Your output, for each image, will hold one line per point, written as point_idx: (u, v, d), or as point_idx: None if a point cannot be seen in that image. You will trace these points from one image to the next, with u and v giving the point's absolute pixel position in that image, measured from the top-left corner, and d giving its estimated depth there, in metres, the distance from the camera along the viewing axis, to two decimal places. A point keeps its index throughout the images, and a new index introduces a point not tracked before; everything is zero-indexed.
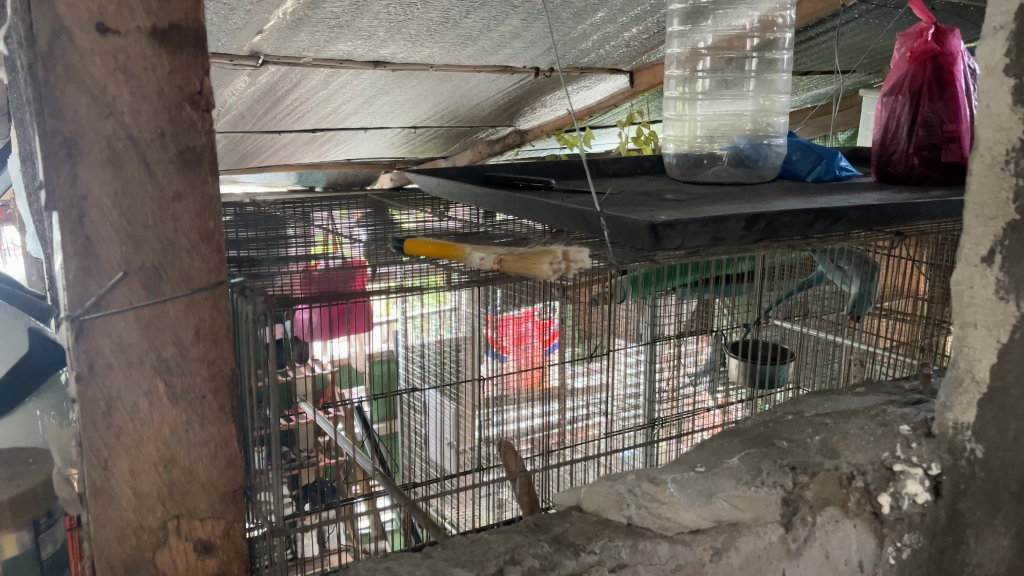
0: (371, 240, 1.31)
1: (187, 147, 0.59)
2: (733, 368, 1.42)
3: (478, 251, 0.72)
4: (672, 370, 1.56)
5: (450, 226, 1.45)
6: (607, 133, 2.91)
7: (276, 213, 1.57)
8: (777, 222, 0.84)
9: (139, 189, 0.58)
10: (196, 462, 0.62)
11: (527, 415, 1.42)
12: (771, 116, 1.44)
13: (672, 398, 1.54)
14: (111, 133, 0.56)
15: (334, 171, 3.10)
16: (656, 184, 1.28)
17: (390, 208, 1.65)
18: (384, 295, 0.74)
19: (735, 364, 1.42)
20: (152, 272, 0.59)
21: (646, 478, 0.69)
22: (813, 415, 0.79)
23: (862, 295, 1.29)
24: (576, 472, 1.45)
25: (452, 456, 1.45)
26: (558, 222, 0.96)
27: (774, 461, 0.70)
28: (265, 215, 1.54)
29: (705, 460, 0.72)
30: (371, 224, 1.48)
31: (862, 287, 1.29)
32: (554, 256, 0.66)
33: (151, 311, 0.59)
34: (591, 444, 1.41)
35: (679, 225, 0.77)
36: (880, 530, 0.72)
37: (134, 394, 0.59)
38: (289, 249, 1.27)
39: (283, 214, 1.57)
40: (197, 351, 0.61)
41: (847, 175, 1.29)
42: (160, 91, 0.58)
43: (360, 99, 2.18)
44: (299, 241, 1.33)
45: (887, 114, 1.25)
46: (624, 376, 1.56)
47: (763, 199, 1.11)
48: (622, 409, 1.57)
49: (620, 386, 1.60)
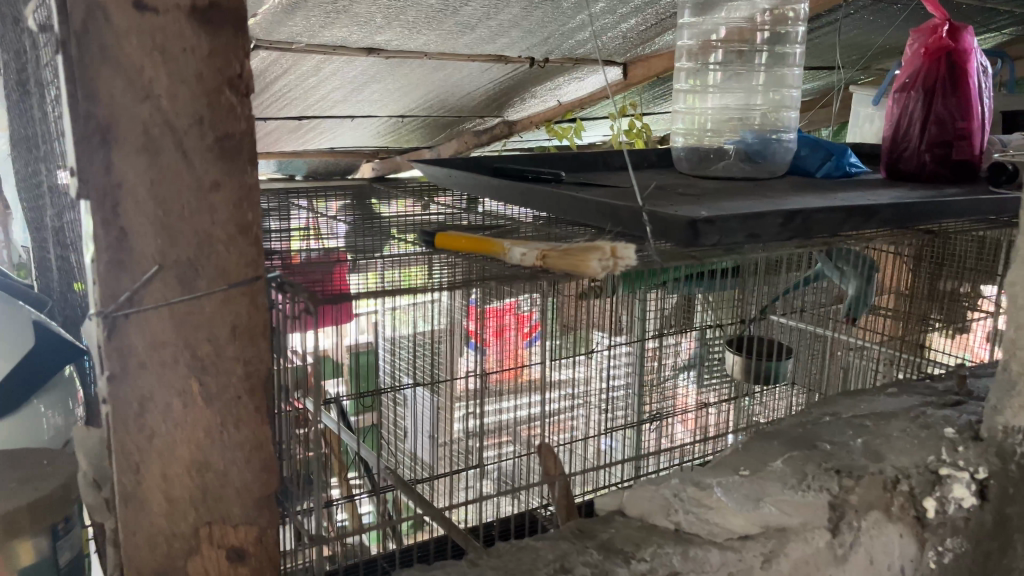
0: (360, 235, 1.27)
1: (228, 133, 0.56)
2: (730, 366, 1.38)
3: (518, 246, 0.70)
4: (655, 366, 1.52)
5: (434, 217, 1.42)
6: (595, 124, 2.88)
7: (266, 203, 1.52)
8: (812, 219, 0.83)
9: (176, 178, 0.54)
10: (230, 466, 0.59)
11: (517, 411, 1.39)
12: (782, 112, 1.44)
13: (657, 395, 1.52)
14: (148, 119, 0.53)
15: (314, 159, 3.03)
16: (667, 177, 1.27)
17: (373, 197, 1.61)
18: (397, 293, 0.70)
19: (733, 359, 1.38)
20: (188, 267, 0.56)
21: (691, 482, 0.67)
22: (852, 416, 0.77)
23: (859, 298, 1.24)
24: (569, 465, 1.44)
25: (434, 451, 1.40)
26: (584, 217, 0.93)
27: (818, 465, 0.69)
28: None
29: (747, 464, 0.70)
30: (353, 217, 1.43)
31: (859, 289, 1.25)
32: (602, 252, 0.63)
33: (187, 307, 0.56)
34: (581, 442, 1.39)
35: (718, 221, 0.75)
36: (922, 535, 0.70)
37: (167, 394, 0.56)
38: (271, 242, 1.23)
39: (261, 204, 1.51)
40: (233, 350, 0.58)
41: (857, 171, 1.29)
42: (199, 74, 0.54)
43: (349, 87, 2.13)
44: (279, 233, 1.28)
45: (898, 112, 1.24)
46: (606, 372, 1.51)
47: (780, 194, 1.10)
48: (610, 406, 1.53)
49: (603, 380, 1.55)
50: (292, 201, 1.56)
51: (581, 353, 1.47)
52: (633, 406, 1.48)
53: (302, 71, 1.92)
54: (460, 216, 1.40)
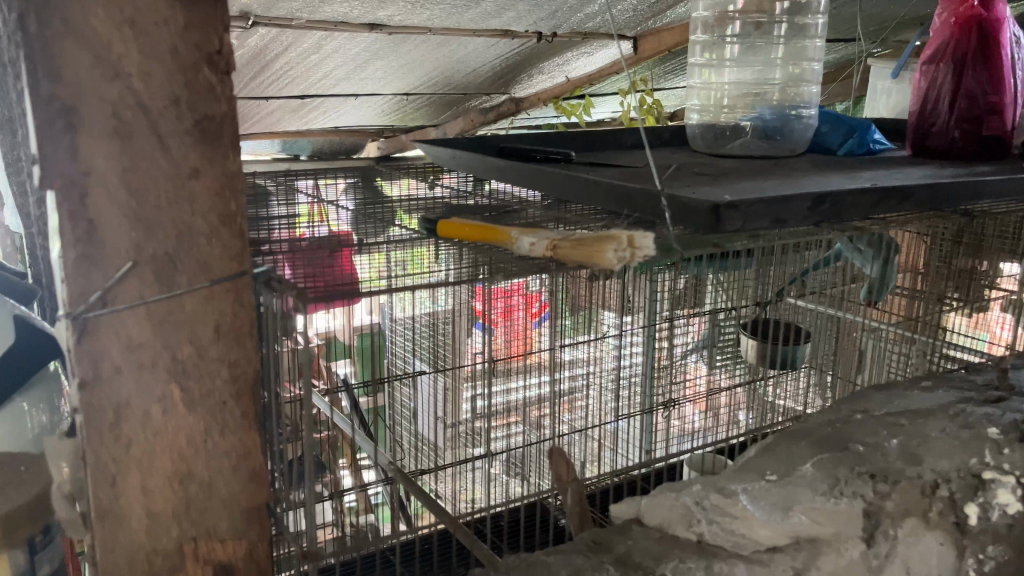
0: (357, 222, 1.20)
1: (208, 113, 0.51)
2: (745, 349, 1.35)
3: (526, 235, 0.64)
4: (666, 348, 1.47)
5: (439, 197, 1.38)
6: (605, 100, 2.82)
7: (268, 185, 1.48)
8: (842, 202, 0.77)
9: (151, 166, 0.49)
10: (216, 475, 0.55)
11: (524, 399, 1.34)
12: (801, 86, 1.39)
13: (670, 382, 1.45)
14: (118, 99, 0.48)
15: (319, 138, 2.98)
16: (681, 156, 1.21)
17: (378, 176, 1.58)
18: (400, 290, 0.64)
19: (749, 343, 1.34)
20: (166, 261, 0.51)
21: (714, 489, 0.62)
22: (884, 414, 0.73)
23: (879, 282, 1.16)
24: (581, 451, 1.40)
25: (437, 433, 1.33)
26: (596, 200, 0.88)
27: (851, 469, 0.64)
28: (255, 189, 1.45)
29: (774, 467, 0.65)
30: (355, 201, 1.37)
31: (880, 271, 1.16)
32: (618, 241, 0.58)
33: (165, 307, 0.51)
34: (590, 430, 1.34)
35: (742, 205, 0.70)
36: (961, 542, 0.64)
37: (146, 400, 0.51)
38: (275, 228, 1.19)
39: (260, 188, 1.46)
40: (217, 351, 0.53)
41: (881, 148, 1.22)
42: (173, 50, 0.49)
43: (352, 64, 2.07)
44: (282, 219, 1.24)
45: (926, 85, 1.17)
46: (617, 355, 1.47)
47: (802, 174, 1.04)
48: (620, 394, 1.48)
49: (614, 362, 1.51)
50: (295, 182, 1.53)
51: (590, 336, 1.42)
52: (644, 393, 1.43)
53: (303, 48, 1.86)
54: (466, 198, 1.34)
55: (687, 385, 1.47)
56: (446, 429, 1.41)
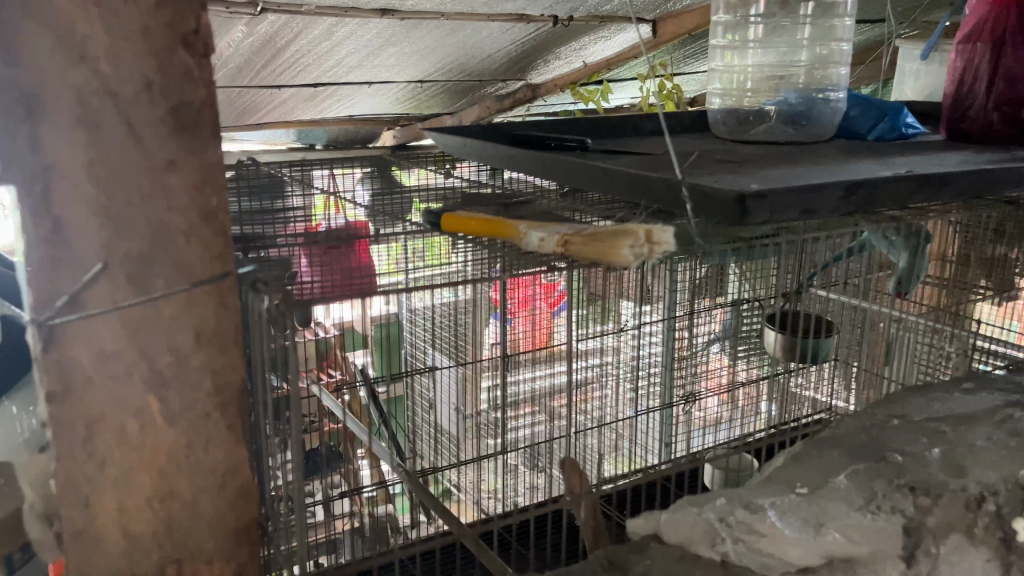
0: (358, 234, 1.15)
1: (185, 99, 0.47)
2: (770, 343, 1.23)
3: (535, 230, 0.59)
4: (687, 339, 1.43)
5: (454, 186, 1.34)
6: (624, 86, 2.76)
7: (281, 173, 1.45)
8: (877, 190, 0.72)
9: (122, 157, 0.45)
10: (200, 494, 0.50)
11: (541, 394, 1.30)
12: (829, 67, 1.32)
13: (692, 374, 1.40)
14: (83, 84, 0.44)
15: (334, 128, 2.94)
16: (703, 143, 1.16)
17: (393, 165, 1.54)
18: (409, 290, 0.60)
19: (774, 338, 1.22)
20: (140, 262, 0.47)
21: (740, 502, 0.58)
22: (923, 420, 0.68)
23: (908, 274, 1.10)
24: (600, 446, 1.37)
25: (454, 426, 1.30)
26: (612, 190, 0.83)
27: (889, 482, 0.60)
28: (268, 176, 1.42)
29: (806, 479, 0.61)
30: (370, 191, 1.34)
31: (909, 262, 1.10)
32: (635, 237, 0.53)
33: (141, 311, 0.47)
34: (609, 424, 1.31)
35: (770, 195, 0.65)
36: (1007, 559, 0.59)
37: (121, 413, 0.47)
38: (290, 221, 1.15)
39: (272, 177, 1.42)
40: (199, 360, 0.49)
41: (913, 132, 1.17)
42: (145, 30, 0.44)
43: (364, 51, 2.02)
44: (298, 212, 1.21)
45: (961, 66, 1.11)
46: (637, 347, 1.43)
47: (832, 160, 0.99)
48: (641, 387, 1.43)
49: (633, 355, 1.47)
50: (310, 170, 1.49)
51: (609, 329, 1.38)
52: (664, 388, 1.39)
53: (314, 36, 1.82)
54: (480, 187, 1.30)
55: (709, 378, 1.42)
56: (462, 423, 1.38)
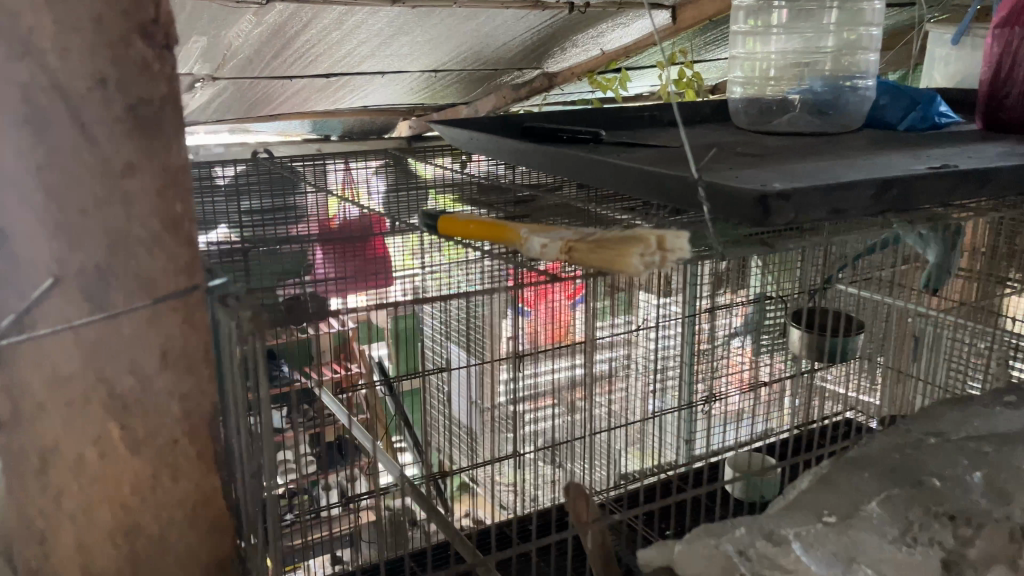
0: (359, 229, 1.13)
1: (144, 97, 0.42)
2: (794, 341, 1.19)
3: (537, 235, 0.54)
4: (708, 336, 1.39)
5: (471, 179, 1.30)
6: (642, 74, 2.69)
7: (293, 165, 1.41)
8: (911, 187, 0.66)
9: (75, 160, 0.41)
10: (168, 528, 0.48)
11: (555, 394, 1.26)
12: (858, 53, 1.27)
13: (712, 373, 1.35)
14: (28, 79, 0.39)
15: (349, 118, 2.90)
16: (723, 134, 1.10)
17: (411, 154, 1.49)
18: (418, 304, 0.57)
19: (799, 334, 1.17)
20: (97, 276, 0.42)
21: (760, 533, 0.53)
22: (961, 438, 0.63)
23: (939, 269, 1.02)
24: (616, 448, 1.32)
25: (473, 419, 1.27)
26: (624, 189, 0.78)
27: (925, 510, 0.55)
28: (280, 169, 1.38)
29: (833, 507, 0.56)
30: (386, 196, 1.30)
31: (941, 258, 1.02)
32: (646, 243, 0.49)
33: (99, 331, 0.43)
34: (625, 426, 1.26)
35: (794, 193, 0.60)
36: None
37: (78, 444, 0.44)
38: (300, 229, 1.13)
39: (287, 168, 1.39)
40: (163, 385, 0.45)
41: (947, 122, 1.10)
42: (97, 18, 0.40)
43: (375, 41, 1.97)
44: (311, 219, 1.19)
45: (998, 51, 1.04)
46: (654, 347, 1.38)
47: (861, 152, 0.93)
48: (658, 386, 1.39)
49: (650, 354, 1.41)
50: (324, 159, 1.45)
51: (625, 326, 1.33)
52: (682, 387, 1.34)
53: (324, 25, 1.77)
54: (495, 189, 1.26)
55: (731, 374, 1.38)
56: (474, 422, 1.34)
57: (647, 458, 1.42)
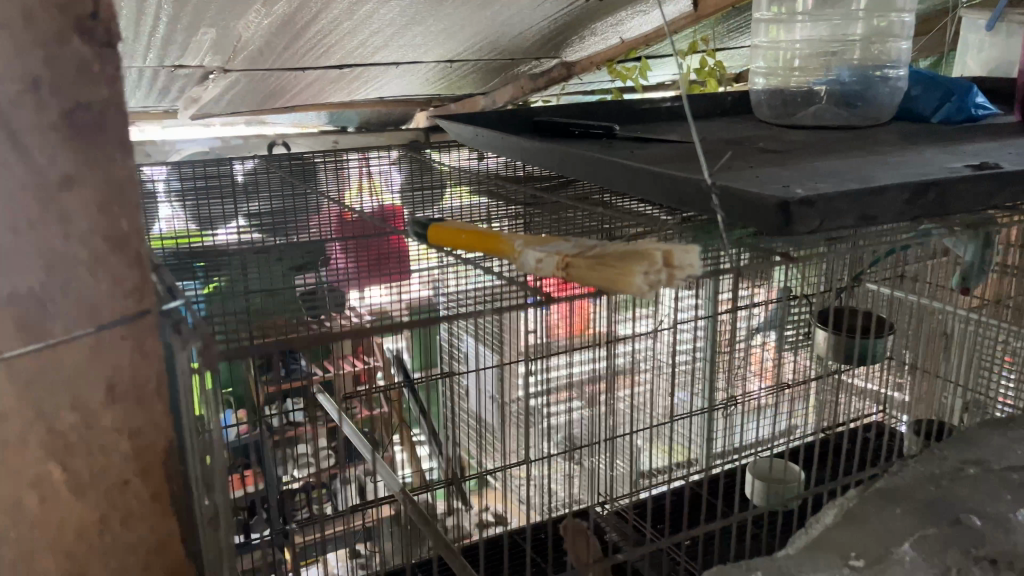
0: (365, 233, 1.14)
1: (85, 100, 0.39)
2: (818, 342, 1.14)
3: (531, 249, 0.49)
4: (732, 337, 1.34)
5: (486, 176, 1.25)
6: (664, 63, 2.62)
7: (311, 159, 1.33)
8: (949, 191, 0.60)
9: (5, 174, 0.37)
10: (116, 570, 0.47)
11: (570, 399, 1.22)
12: (888, 41, 1.18)
13: (734, 373, 1.30)
14: None
15: (366, 110, 2.86)
16: (744, 129, 1.05)
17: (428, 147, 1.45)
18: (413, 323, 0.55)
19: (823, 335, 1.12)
20: (33, 302, 0.40)
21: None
22: (997, 474, 0.69)
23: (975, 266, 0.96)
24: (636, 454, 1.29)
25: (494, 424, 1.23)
26: (634, 193, 0.73)
27: (962, 553, 0.59)
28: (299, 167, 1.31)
29: (866, 550, 0.60)
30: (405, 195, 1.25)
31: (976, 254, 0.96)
32: (651, 261, 0.43)
33: (37, 363, 0.41)
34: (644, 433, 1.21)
35: (819, 200, 0.54)
36: None
37: (17, 485, 0.43)
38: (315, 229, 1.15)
39: (308, 169, 1.33)
40: (110, 418, 0.44)
41: (985, 114, 1.02)
42: (27, 13, 0.37)
43: (388, 32, 1.92)
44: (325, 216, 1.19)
45: None
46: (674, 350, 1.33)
47: (893, 149, 0.87)
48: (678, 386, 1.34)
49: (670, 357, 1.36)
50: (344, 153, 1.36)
51: (645, 327, 1.28)
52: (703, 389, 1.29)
53: (335, 16, 1.73)
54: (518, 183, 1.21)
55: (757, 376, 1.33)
56: (489, 425, 1.30)
57: (667, 460, 1.38)
